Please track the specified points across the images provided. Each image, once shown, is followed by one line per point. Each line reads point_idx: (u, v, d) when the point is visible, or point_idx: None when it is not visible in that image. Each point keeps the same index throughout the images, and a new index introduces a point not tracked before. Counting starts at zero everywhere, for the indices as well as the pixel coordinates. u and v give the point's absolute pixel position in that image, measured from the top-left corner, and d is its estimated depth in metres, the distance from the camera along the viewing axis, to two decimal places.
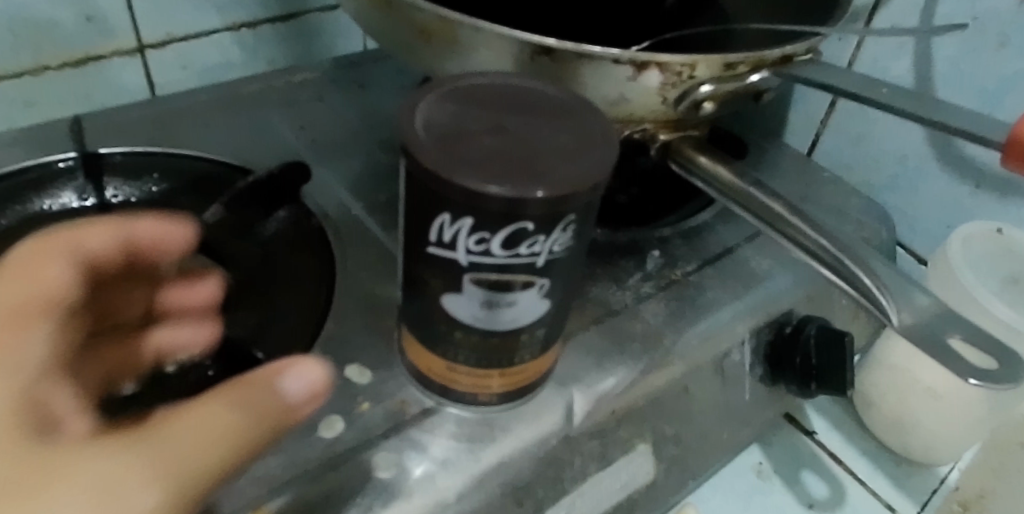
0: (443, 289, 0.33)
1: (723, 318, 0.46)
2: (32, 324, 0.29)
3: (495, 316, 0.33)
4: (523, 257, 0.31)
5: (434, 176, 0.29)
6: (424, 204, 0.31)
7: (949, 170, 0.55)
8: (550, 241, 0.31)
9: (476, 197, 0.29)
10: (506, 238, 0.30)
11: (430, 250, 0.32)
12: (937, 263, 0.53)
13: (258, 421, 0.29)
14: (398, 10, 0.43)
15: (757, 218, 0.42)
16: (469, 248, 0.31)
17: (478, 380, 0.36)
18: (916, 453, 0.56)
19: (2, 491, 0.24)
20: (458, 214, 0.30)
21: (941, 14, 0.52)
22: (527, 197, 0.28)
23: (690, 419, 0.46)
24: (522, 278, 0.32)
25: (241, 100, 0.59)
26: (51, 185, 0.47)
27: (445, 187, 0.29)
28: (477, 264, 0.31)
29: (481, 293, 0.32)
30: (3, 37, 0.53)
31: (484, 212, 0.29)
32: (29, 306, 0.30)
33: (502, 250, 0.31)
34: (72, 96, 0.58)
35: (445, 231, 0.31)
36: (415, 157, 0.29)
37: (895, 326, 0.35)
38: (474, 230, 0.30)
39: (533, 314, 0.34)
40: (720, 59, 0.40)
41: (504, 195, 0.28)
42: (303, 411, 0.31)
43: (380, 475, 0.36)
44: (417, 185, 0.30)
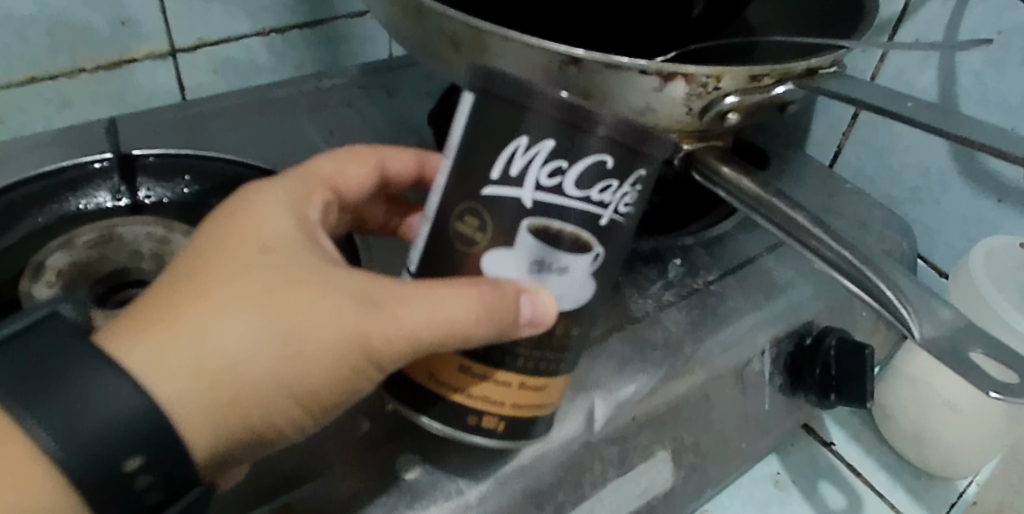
0: (490, 244, 0.33)
1: (743, 327, 0.46)
2: (302, 201, 0.36)
3: (543, 283, 0.33)
4: (592, 203, 0.31)
5: (509, 93, 0.30)
6: (491, 131, 0.31)
7: (972, 184, 0.55)
8: (621, 195, 0.32)
9: (555, 107, 0.30)
10: (582, 171, 0.31)
11: (487, 192, 0.32)
12: (960, 277, 0.53)
13: (441, 328, 0.32)
14: (429, 19, 0.44)
15: (780, 229, 0.42)
16: (540, 183, 0.31)
17: (493, 395, 0.34)
18: (934, 466, 0.56)
19: (207, 318, 0.30)
20: (536, 135, 0.30)
21: (965, 29, 0.52)
22: (601, 117, 0.30)
23: (710, 427, 0.47)
24: (585, 235, 0.32)
25: (270, 105, 0.60)
26: (87, 186, 0.48)
27: (523, 100, 0.30)
28: (542, 204, 0.31)
29: (538, 250, 0.32)
30: (40, 39, 0.54)
31: (560, 124, 0.30)
32: (301, 185, 0.37)
33: (575, 188, 0.31)
34: (107, 98, 0.59)
35: (517, 159, 0.31)
36: (484, 83, 0.31)
37: (918, 338, 0.35)
38: (552, 157, 0.31)
39: (578, 297, 0.33)
40: (745, 71, 0.40)
41: (584, 111, 0.30)
42: (523, 332, 0.32)
43: (405, 475, 0.37)
44: (480, 111, 0.31)
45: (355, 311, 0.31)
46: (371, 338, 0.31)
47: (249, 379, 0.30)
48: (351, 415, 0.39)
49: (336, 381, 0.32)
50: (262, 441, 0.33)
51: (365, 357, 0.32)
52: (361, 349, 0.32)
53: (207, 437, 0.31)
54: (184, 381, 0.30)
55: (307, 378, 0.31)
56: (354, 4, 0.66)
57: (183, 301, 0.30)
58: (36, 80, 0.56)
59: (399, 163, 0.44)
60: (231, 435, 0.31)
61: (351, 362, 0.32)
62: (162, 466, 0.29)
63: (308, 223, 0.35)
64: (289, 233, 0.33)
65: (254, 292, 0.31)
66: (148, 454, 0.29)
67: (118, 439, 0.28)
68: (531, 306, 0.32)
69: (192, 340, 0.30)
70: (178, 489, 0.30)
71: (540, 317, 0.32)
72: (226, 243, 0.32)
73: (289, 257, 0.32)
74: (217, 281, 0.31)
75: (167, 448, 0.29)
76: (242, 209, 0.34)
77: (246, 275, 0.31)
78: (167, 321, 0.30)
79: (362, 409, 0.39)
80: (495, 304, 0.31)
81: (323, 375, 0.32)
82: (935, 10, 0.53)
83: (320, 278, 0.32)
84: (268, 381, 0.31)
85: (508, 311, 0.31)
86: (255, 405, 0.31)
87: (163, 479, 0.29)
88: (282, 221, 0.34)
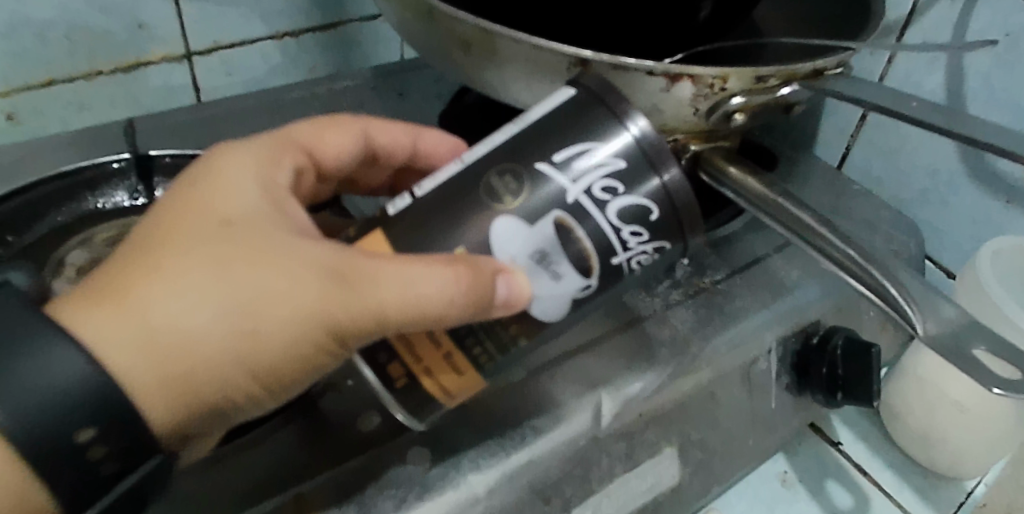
0: (513, 211, 0.34)
1: (750, 326, 0.46)
2: (268, 166, 0.37)
3: (534, 277, 0.34)
4: (617, 237, 0.34)
5: (612, 104, 0.35)
6: (575, 119, 0.34)
7: (980, 185, 0.55)
8: (639, 251, 0.35)
9: (641, 137, 0.34)
10: (628, 205, 0.34)
11: (539, 167, 0.34)
12: (967, 278, 0.53)
13: (398, 307, 0.32)
14: (440, 22, 0.44)
15: (786, 229, 0.42)
16: (589, 189, 0.34)
17: (439, 373, 0.35)
18: (942, 467, 0.56)
19: (158, 291, 0.31)
20: (614, 151, 0.34)
21: (973, 30, 0.52)
22: (671, 167, 0.34)
23: (717, 425, 0.47)
24: (592, 260, 0.34)
25: (283, 107, 0.61)
26: (106, 185, 0.49)
27: (618, 111, 0.34)
28: (580, 206, 0.34)
29: (547, 238, 0.34)
30: (60, 42, 0.56)
31: (638, 150, 0.34)
32: (273, 151, 0.38)
33: (614, 215, 0.34)
34: (123, 99, 0.60)
35: (584, 158, 0.34)
36: (601, 90, 0.35)
37: (921, 336, 0.35)
38: (610, 175, 0.34)
39: (549, 312, 0.35)
40: (751, 73, 0.41)
41: (664, 155, 0.34)
42: (495, 311, 0.33)
43: (414, 468, 0.38)
44: (577, 103, 0.35)
45: (311, 282, 0.32)
46: (328, 310, 0.32)
47: (207, 351, 0.32)
48: (362, 411, 0.40)
49: (296, 353, 0.33)
50: (226, 412, 0.34)
51: (324, 329, 0.33)
52: (319, 321, 0.32)
53: (165, 409, 0.32)
54: (140, 354, 0.31)
55: (265, 350, 0.32)
56: (366, 7, 0.67)
57: (142, 275, 0.32)
58: (55, 82, 0.57)
59: (386, 136, 0.45)
60: (190, 407, 0.32)
61: (310, 333, 0.33)
62: (117, 439, 0.30)
63: (271, 191, 0.35)
64: (249, 202, 0.34)
65: (210, 265, 0.32)
66: (101, 426, 0.29)
67: (68, 414, 0.29)
68: (507, 286, 0.33)
69: (148, 313, 0.31)
70: (134, 462, 0.31)
71: (518, 301, 0.34)
72: (185, 216, 0.33)
73: (245, 230, 0.33)
74: (172, 252, 0.32)
75: (121, 420, 0.30)
76: (203, 179, 0.35)
77: (201, 249, 0.32)
78: (125, 294, 0.31)
79: (374, 404, 0.40)
80: (475, 282, 0.32)
81: (281, 346, 0.33)
82: (943, 13, 0.53)
83: (278, 250, 0.32)
84: (221, 357, 0.32)
85: (489, 293, 0.33)
86: (213, 377, 0.32)
87: (120, 452, 0.30)
88: (243, 190, 0.34)
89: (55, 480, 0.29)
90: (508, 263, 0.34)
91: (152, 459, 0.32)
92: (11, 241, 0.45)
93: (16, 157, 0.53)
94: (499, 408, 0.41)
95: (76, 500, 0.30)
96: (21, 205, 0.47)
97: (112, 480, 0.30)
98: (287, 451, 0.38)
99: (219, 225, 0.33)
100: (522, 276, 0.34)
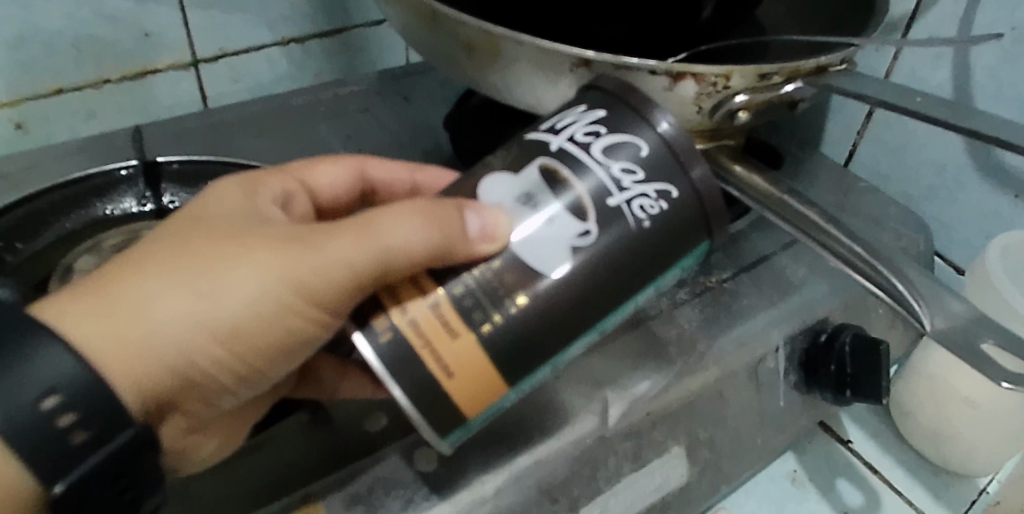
0: (500, 168, 0.34)
1: (758, 324, 0.46)
2: (253, 181, 0.39)
3: (520, 219, 0.32)
4: (609, 178, 0.32)
5: (635, 102, 0.34)
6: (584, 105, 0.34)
7: (988, 180, 0.54)
8: (639, 192, 0.32)
9: (668, 130, 0.33)
10: (614, 143, 0.33)
11: (528, 134, 0.34)
12: (976, 274, 0.53)
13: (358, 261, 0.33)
14: (443, 25, 0.44)
15: (792, 226, 0.42)
16: (574, 137, 0.33)
17: (444, 349, 0.32)
18: (954, 464, 0.56)
19: (124, 275, 0.33)
20: (608, 113, 0.33)
21: (979, 25, 0.52)
22: (700, 164, 0.33)
23: (724, 423, 0.47)
24: (584, 197, 0.32)
25: (289, 113, 0.61)
26: (114, 191, 0.50)
27: (646, 112, 0.33)
28: (564, 149, 0.33)
29: (532, 181, 0.33)
30: (68, 52, 0.56)
31: (660, 137, 0.33)
32: (261, 174, 0.40)
33: (600, 152, 0.33)
34: (131, 107, 0.61)
35: (569, 117, 0.34)
36: (622, 89, 0.34)
37: (929, 331, 0.35)
38: (595, 122, 0.33)
39: (551, 262, 0.32)
40: (754, 70, 0.41)
41: (694, 155, 0.33)
42: (478, 248, 0.32)
43: (420, 468, 0.38)
44: (593, 98, 0.34)
45: (276, 250, 0.34)
46: (291, 272, 0.34)
47: (175, 325, 0.33)
48: (369, 411, 0.40)
49: (264, 321, 0.34)
50: (201, 387, 0.36)
51: (289, 294, 0.34)
52: (283, 285, 0.34)
53: (136, 384, 0.33)
54: (112, 334, 0.32)
55: (233, 318, 0.34)
56: (371, 12, 0.67)
57: (115, 265, 0.34)
58: (63, 91, 0.57)
59: (384, 168, 0.46)
60: (161, 382, 0.34)
61: (277, 299, 0.34)
62: (86, 406, 0.31)
63: (249, 195, 0.38)
64: (223, 205, 0.36)
65: (180, 248, 0.34)
66: (67, 393, 0.30)
67: (33, 382, 0.30)
68: (480, 219, 0.32)
69: (120, 296, 0.33)
70: (107, 431, 0.31)
71: (495, 232, 0.32)
72: (165, 223, 0.36)
73: (210, 222, 0.35)
74: (145, 247, 0.35)
75: (89, 387, 0.31)
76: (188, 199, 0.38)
77: (170, 240, 0.35)
78: (99, 284, 0.33)
79: (382, 405, 0.41)
80: (435, 218, 0.32)
81: (248, 314, 0.34)
82: (949, 8, 0.53)
83: (245, 230, 0.35)
84: (182, 326, 0.33)
85: (455, 222, 0.32)
86: (184, 350, 0.34)
87: (90, 419, 0.31)
88: (221, 198, 0.37)
89: (28, 452, 0.30)
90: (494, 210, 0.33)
91: (127, 430, 0.32)
92: (19, 248, 0.45)
93: (25, 166, 0.54)
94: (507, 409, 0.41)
95: (51, 473, 0.31)
96: (30, 212, 0.47)
97: (84, 450, 0.31)
98: (298, 451, 0.39)
99: (193, 221, 0.36)
100: (505, 216, 0.32)
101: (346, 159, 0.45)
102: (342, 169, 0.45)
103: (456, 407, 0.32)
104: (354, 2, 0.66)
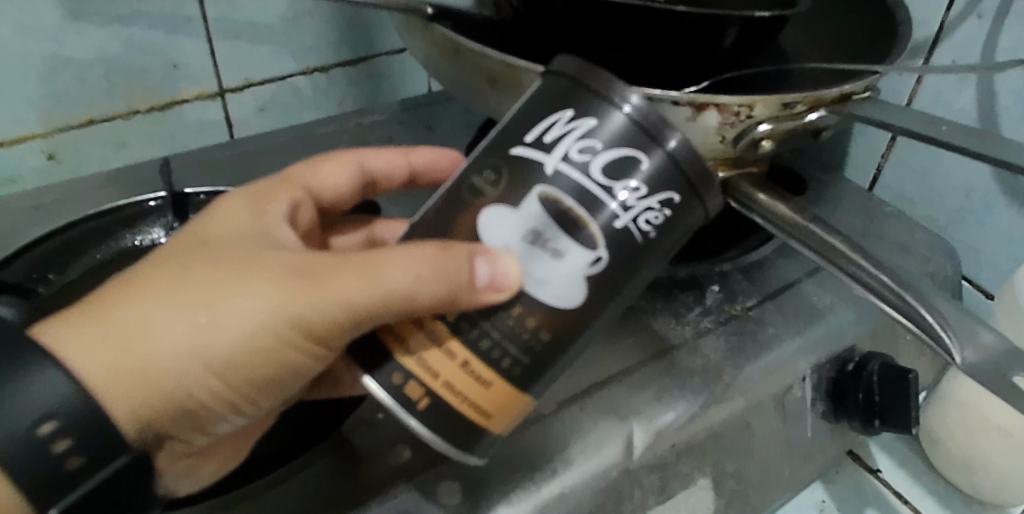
0: (496, 199, 0.32)
1: (784, 353, 0.46)
2: (266, 200, 0.40)
3: (530, 256, 0.32)
4: (613, 198, 0.31)
5: (590, 78, 0.32)
6: (549, 101, 0.32)
7: (1017, 204, 0.54)
8: (644, 207, 0.31)
9: (626, 103, 0.31)
10: (613, 161, 0.31)
11: (516, 152, 0.32)
12: (1007, 302, 0.52)
13: (358, 299, 0.33)
14: (467, 58, 0.45)
15: (818, 255, 0.41)
16: (569, 154, 0.31)
17: (445, 372, 0.33)
18: (986, 494, 0.54)
19: (127, 296, 0.34)
20: (584, 111, 0.32)
21: (1003, 48, 0.51)
22: (666, 128, 0.31)
23: (751, 453, 0.46)
24: (592, 227, 0.31)
25: (314, 142, 0.62)
26: (142, 222, 0.50)
27: (601, 87, 0.32)
28: (562, 175, 0.31)
29: (538, 218, 0.32)
30: (99, 84, 0.57)
31: (624, 117, 0.31)
32: (269, 190, 0.41)
33: (601, 174, 0.31)
34: (161, 138, 0.62)
35: (556, 128, 0.32)
36: (578, 71, 0.32)
37: (959, 364, 0.34)
38: (590, 135, 0.31)
39: (564, 297, 0.32)
40: (777, 99, 0.41)
41: (656, 119, 0.31)
42: (481, 295, 0.32)
43: (445, 501, 0.38)
44: (557, 89, 0.32)
45: (276, 283, 0.34)
46: (291, 306, 0.34)
47: (174, 356, 0.34)
48: (393, 444, 0.40)
49: (261, 352, 0.35)
50: (195, 416, 0.36)
51: (287, 329, 0.34)
52: (283, 319, 0.34)
53: (134, 412, 0.34)
54: (106, 359, 0.33)
55: (231, 350, 0.35)
56: (393, 41, 0.68)
57: (116, 289, 0.35)
58: (94, 122, 0.59)
59: (380, 158, 0.48)
60: (159, 410, 0.34)
61: (275, 333, 0.34)
62: (82, 432, 0.32)
63: (255, 217, 0.38)
64: (228, 231, 0.37)
65: (181, 277, 0.35)
66: (64, 419, 0.31)
67: (29, 407, 0.31)
68: (489, 267, 0.32)
69: (122, 324, 0.33)
70: (104, 456, 0.32)
71: (503, 282, 0.32)
72: (174, 244, 0.37)
73: (216, 248, 0.36)
74: (149, 270, 0.35)
75: (87, 412, 0.32)
76: (199, 217, 0.39)
77: (176, 263, 0.35)
78: (102, 310, 0.34)
79: (406, 439, 0.40)
80: (442, 265, 0.32)
81: (246, 346, 0.35)
82: (972, 31, 0.52)
83: (249, 259, 0.35)
84: (178, 354, 0.34)
85: (462, 273, 0.31)
86: (182, 381, 0.34)
87: (87, 445, 0.32)
88: (228, 223, 0.38)
89: (25, 474, 0.31)
90: (500, 250, 0.32)
91: (124, 456, 0.33)
92: (52, 279, 0.46)
93: (57, 197, 0.55)
94: (532, 441, 0.40)
95: (47, 500, 0.32)
96: (62, 243, 0.48)
97: (81, 474, 0.32)
98: (312, 487, 0.39)
99: (199, 247, 0.36)
100: (513, 260, 0.32)
101: (342, 152, 0.46)
102: (342, 166, 0.46)
103: (470, 425, 0.33)
104: (378, 33, 0.66)
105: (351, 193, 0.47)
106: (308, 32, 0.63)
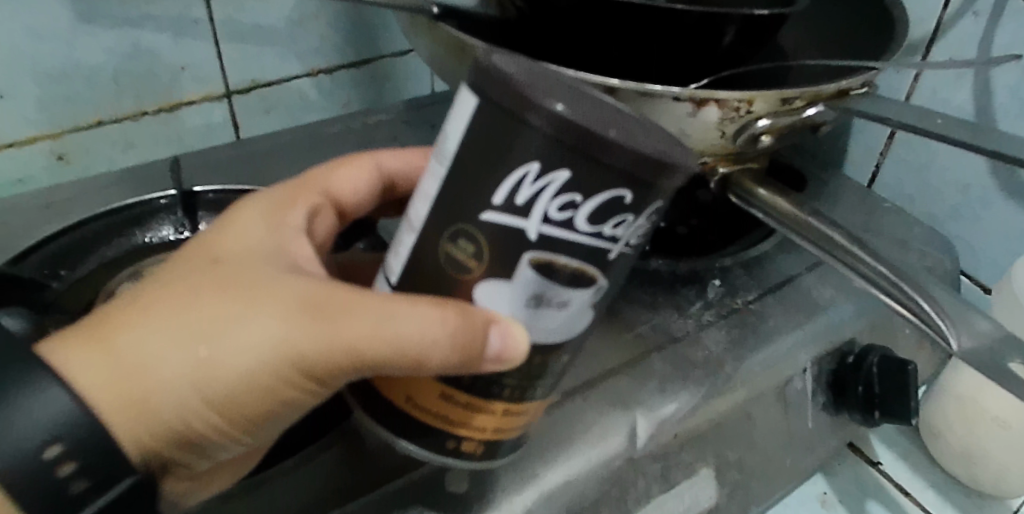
0: (488, 276, 0.32)
1: (784, 346, 0.46)
2: (281, 213, 0.40)
3: (537, 316, 0.32)
4: (603, 238, 0.31)
5: (517, 106, 0.29)
6: (490, 139, 0.30)
7: (1013, 198, 0.54)
8: (632, 229, 0.31)
9: (560, 126, 0.29)
10: (595, 209, 0.30)
11: (487, 218, 0.31)
12: (1004, 295, 0.53)
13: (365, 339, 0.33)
14: (471, 57, 0.46)
15: (818, 248, 0.42)
16: (549, 215, 0.30)
17: (491, 424, 0.34)
18: (985, 486, 0.55)
19: (132, 318, 0.34)
20: (545, 165, 0.29)
21: (999, 45, 0.52)
22: (611, 137, 0.29)
23: (753, 444, 0.47)
24: (592, 272, 0.31)
25: (320, 142, 0.63)
26: (152, 220, 0.51)
27: (528, 114, 0.29)
28: (548, 238, 0.30)
29: (538, 286, 0.32)
30: (107, 85, 0.58)
31: (570, 150, 0.29)
32: (282, 203, 0.41)
33: (586, 223, 0.30)
34: (168, 138, 0.63)
35: (524, 188, 0.30)
36: (503, 96, 0.29)
37: (956, 351, 0.35)
38: (564, 189, 0.29)
39: (575, 328, 0.33)
40: (777, 95, 0.42)
41: (592, 133, 0.29)
42: (492, 362, 0.32)
43: (452, 490, 0.39)
44: (496, 126, 0.30)
45: (280, 318, 0.33)
46: (294, 344, 0.33)
47: (174, 385, 0.33)
48: None
49: (262, 390, 0.34)
50: (195, 446, 0.35)
51: (289, 368, 0.34)
52: (286, 357, 0.33)
53: (135, 438, 0.33)
54: (106, 382, 0.32)
55: (231, 384, 0.34)
56: (397, 43, 0.69)
57: (122, 309, 0.34)
58: (103, 123, 0.59)
59: (394, 160, 0.48)
60: (159, 438, 0.34)
61: (277, 371, 0.34)
62: (87, 454, 0.31)
63: (266, 237, 0.38)
64: (237, 255, 0.37)
65: (186, 302, 0.34)
66: (69, 440, 0.30)
67: (32, 427, 0.30)
68: (500, 338, 0.32)
69: (124, 346, 0.33)
70: (108, 477, 0.32)
71: (515, 351, 0.32)
72: (183, 263, 0.37)
73: (223, 273, 0.35)
74: (155, 290, 0.35)
75: (89, 432, 0.31)
76: (212, 235, 0.38)
77: (182, 286, 0.35)
78: (105, 332, 0.33)
79: None
80: (453, 330, 0.32)
81: (246, 382, 0.34)
82: (969, 29, 0.53)
83: (254, 288, 0.34)
84: (178, 383, 0.33)
85: (476, 345, 0.32)
86: (181, 412, 0.33)
87: (91, 467, 0.31)
88: (240, 246, 0.37)
89: (28, 497, 0.30)
90: (506, 318, 0.32)
91: (130, 477, 0.32)
92: (63, 275, 0.47)
93: (66, 196, 0.56)
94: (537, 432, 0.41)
95: None
96: (75, 240, 0.49)
97: (85, 498, 0.31)
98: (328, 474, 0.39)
99: (210, 268, 0.36)
100: (520, 325, 0.32)
101: (360, 158, 0.47)
102: (359, 171, 0.46)
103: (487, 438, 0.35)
104: (382, 34, 0.68)
105: (370, 196, 0.47)
106: (313, 34, 0.64)
